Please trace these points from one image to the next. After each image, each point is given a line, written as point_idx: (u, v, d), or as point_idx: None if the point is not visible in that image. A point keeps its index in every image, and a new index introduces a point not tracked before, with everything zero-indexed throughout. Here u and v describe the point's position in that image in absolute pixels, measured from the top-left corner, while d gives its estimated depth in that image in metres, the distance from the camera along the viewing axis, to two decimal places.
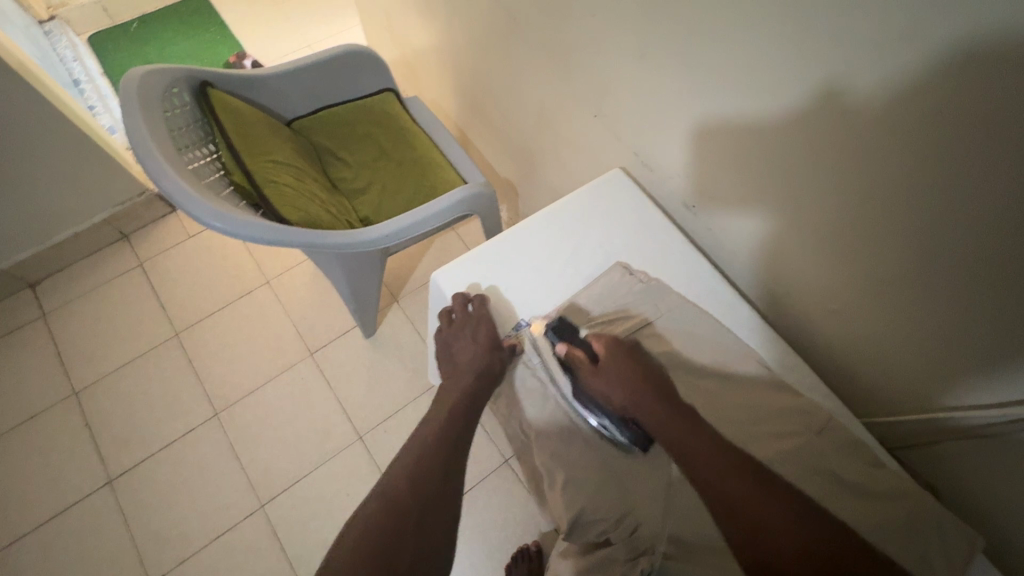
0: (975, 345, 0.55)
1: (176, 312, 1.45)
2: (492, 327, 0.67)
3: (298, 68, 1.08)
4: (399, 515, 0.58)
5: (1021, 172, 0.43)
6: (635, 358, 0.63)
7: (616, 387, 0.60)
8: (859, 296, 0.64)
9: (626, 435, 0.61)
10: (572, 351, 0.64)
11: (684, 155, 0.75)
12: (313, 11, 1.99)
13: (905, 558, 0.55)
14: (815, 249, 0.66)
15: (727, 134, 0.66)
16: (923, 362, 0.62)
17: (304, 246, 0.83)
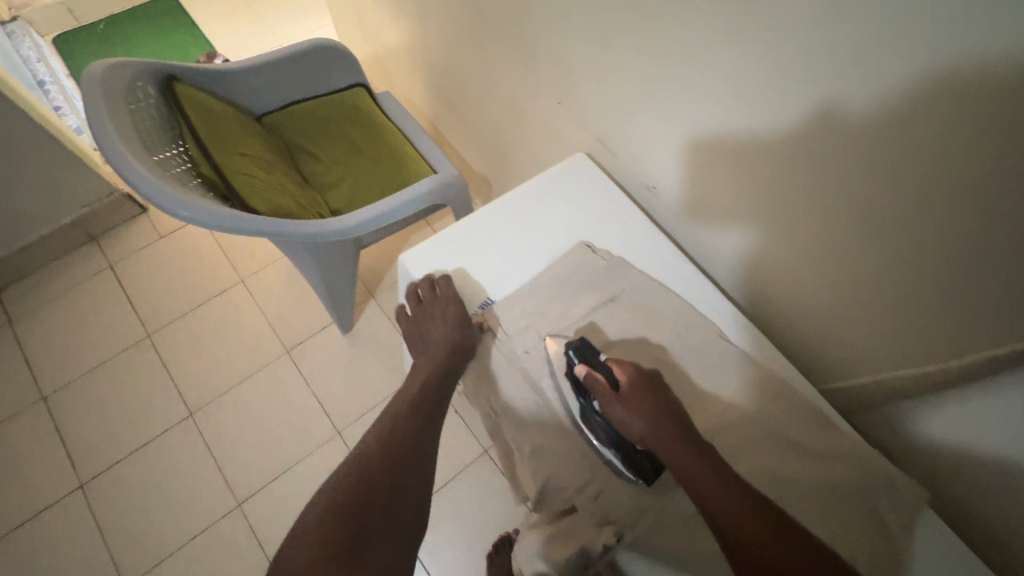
0: (966, 367, 0.55)
1: (148, 313, 1.43)
2: (460, 306, 0.68)
3: (266, 62, 1.08)
4: (368, 482, 0.59)
5: (943, 139, 0.45)
6: (659, 389, 0.59)
7: (635, 416, 0.57)
8: (852, 306, 0.64)
9: (634, 468, 0.59)
10: (592, 373, 0.61)
11: (675, 161, 0.75)
12: (285, 11, 1.98)
13: (855, 514, 0.58)
14: (806, 257, 0.66)
15: (718, 141, 0.66)
16: (914, 378, 0.62)
17: (270, 236, 0.83)
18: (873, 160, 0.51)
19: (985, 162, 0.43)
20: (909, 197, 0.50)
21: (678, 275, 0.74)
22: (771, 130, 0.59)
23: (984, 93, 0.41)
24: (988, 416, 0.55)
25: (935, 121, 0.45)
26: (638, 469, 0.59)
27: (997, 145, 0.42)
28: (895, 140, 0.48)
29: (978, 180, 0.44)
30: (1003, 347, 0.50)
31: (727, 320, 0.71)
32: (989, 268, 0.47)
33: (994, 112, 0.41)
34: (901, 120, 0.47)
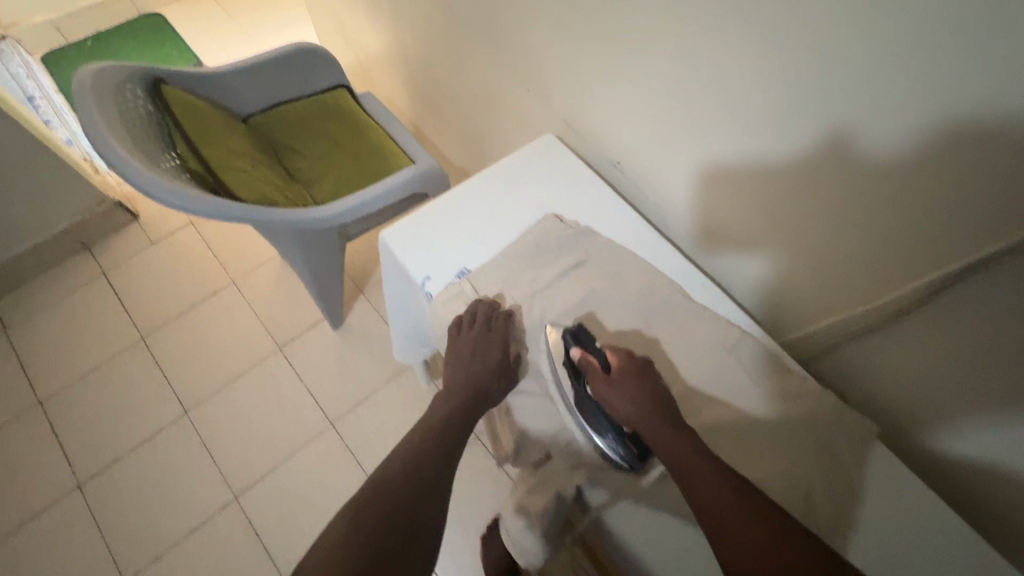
0: (989, 386, 0.56)
1: (142, 317, 1.46)
2: (505, 350, 0.69)
3: (251, 65, 1.13)
4: (390, 509, 0.56)
5: (862, 84, 0.51)
6: (647, 377, 0.62)
7: (622, 397, 0.60)
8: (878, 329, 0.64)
9: (622, 451, 0.60)
10: (585, 356, 0.64)
11: (687, 180, 0.77)
12: (269, 23, 2.04)
13: (809, 448, 0.62)
14: (826, 274, 0.67)
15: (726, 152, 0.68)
16: (937, 395, 0.62)
17: (260, 223, 0.88)
18: (817, 110, 0.56)
19: (913, 96, 0.48)
20: (852, 142, 0.55)
21: (645, 241, 0.78)
22: (722, 94, 0.64)
23: (907, 31, 0.45)
24: (940, 342, 0.58)
25: (867, 64, 0.49)
26: (626, 454, 0.60)
27: (924, 78, 0.46)
28: (836, 85, 0.53)
29: (910, 116, 0.49)
30: (961, 262, 0.52)
31: (690, 281, 0.76)
32: (924, 198, 0.52)
33: (918, 46, 0.45)
34: (838, 65, 0.52)
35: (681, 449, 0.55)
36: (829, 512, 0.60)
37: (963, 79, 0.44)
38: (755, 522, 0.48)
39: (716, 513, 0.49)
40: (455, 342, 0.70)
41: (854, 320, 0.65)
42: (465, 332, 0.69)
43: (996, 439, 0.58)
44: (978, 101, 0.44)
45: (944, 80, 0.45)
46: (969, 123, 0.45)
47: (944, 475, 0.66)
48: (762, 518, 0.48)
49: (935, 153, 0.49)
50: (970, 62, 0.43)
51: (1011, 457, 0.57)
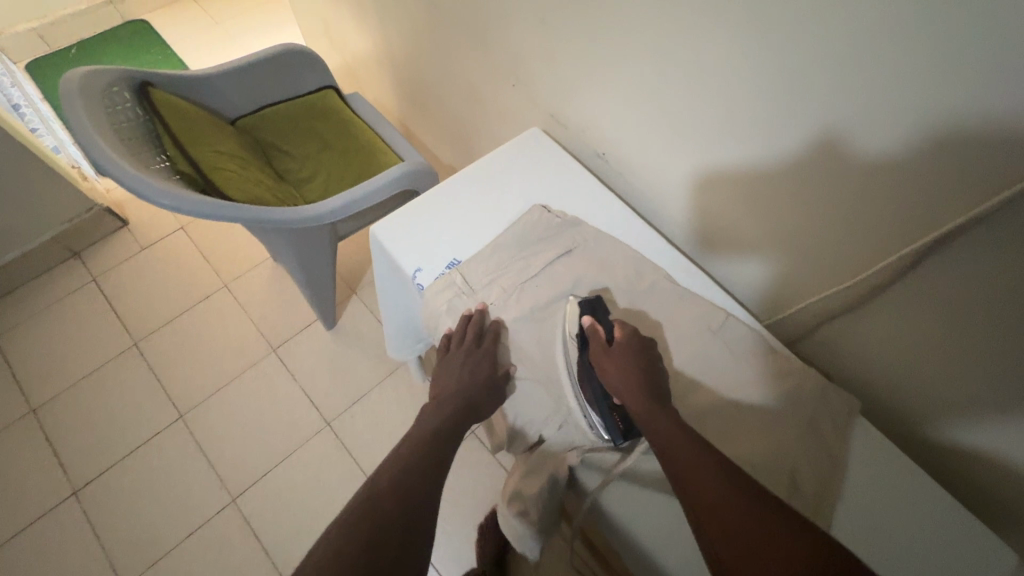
0: (983, 370, 0.58)
1: (134, 322, 1.46)
2: (496, 363, 0.69)
3: (238, 67, 1.14)
4: (379, 528, 0.51)
5: (832, 68, 0.52)
6: (648, 354, 0.64)
7: (617, 368, 0.62)
8: (877, 323, 0.65)
9: (608, 424, 0.63)
10: (594, 325, 0.66)
11: (685, 180, 0.78)
12: (254, 27, 2.04)
13: (795, 424, 0.64)
14: (826, 270, 0.68)
15: (725, 158, 0.70)
16: (936, 382, 0.63)
17: (251, 222, 0.89)
18: (788, 96, 0.58)
19: (879, 78, 0.50)
20: (823, 125, 0.57)
21: (631, 229, 0.80)
22: (699, 84, 0.66)
23: (871, 15, 0.47)
24: (914, 316, 0.61)
25: (834, 48, 0.51)
26: (609, 425, 0.63)
27: (888, 60, 0.48)
28: (806, 71, 0.55)
29: (876, 97, 0.51)
30: (925, 238, 0.55)
31: (675, 267, 0.78)
32: (894, 177, 0.54)
33: (881, 30, 0.47)
34: (807, 52, 0.53)
35: (669, 433, 0.55)
36: (814, 484, 0.61)
37: (924, 60, 0.46)
38: (741, 507, 0.48)
39: (702, 497, 0.50)
40: (445, 357, 0.70)
41: (830, 301, 0.68)
42: (455, 344, 0.70)
43: (996, 423, 0.59)
44: (939, 80, 0.46)
45: (906, 63, 0.47)
46: (932, 103, 0.47)
47: (925, 445, 0.70)
48: (749, 503, 0.48)
49: (901, 132, 0.51)
50: (929, 43, 0.45)
51: (1011, 438, 0.59)
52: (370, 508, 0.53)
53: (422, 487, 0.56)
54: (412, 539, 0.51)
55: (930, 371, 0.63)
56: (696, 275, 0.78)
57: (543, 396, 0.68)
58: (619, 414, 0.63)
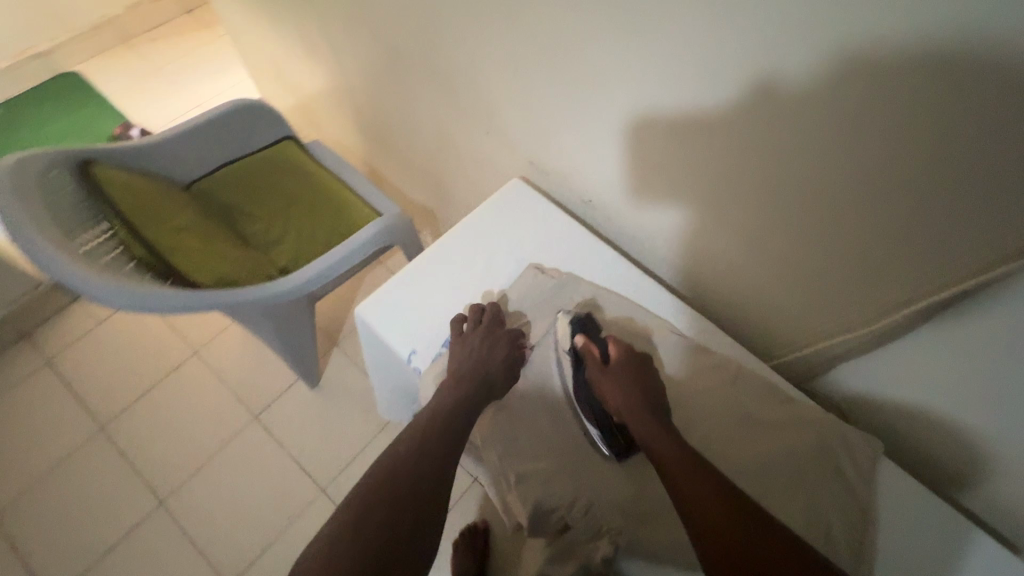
0: (932, 343, 0.59)
1: (99, 404, 1.35)
2: (510, 346, 0.69)
3: (186, 130, 1.07)
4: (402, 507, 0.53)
5: (831, 119, 0.51)
6: (645, 372, 0.65)
7: (613, 390, 0.64)
8: (829, 283, 0.64)
9: (610, 443, 0.63)
10: (587, 344, 0.68)
11: (617, 146, 0.74)
12: (197, 71, 1.94)
13: (822, 476, 0.62)
14: (781, 257, 0.67)
15: (664, 125, 0.65)
16: (923, 389, 0.64)
17: (221, 306, 0.82)
18: (784, 140, 0.55)
19: (889, 130, 0.48)
20: (814, 168, 0.55)
21: (627, 279, 0.77)
22: (687, 135, 0.63)
23: (876, 70, 0.45)
24: (933, 358, 0.60)
25: (835, 102, 0.49)
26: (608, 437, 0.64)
27: (896, 114, 0.46)
28: (807, 123, 0.52)
29: (881, 146, 0.49)
30: (945, 284, 0.53)
31: (678, 314, 0.75)
32: (906, 229, 0.53)
33: (887, 85, 0.45)
34: (807, 103, 0.51)
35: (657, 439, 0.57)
36: (851, 539, 0.59)
37: (936, 114, 0.44)
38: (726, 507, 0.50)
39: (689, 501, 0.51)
40: (461, 337, 0.69)
41: (840, 342, 0.68)
42: (472, 329, 0.69)
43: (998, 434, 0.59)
44: (955, 135, 0.44)
45: (917, 117, 0.45)
46: (947, 156, 0.46)
47: (942, 472, 0.70)
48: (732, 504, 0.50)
49: (913, 185, 0.49)
50: (942, 98, 0.43)
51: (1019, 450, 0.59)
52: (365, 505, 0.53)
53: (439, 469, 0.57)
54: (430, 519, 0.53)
55: (943, 408, 0.63)
56: (701, 323, 0.74)
57: (566, 479, 0.63)
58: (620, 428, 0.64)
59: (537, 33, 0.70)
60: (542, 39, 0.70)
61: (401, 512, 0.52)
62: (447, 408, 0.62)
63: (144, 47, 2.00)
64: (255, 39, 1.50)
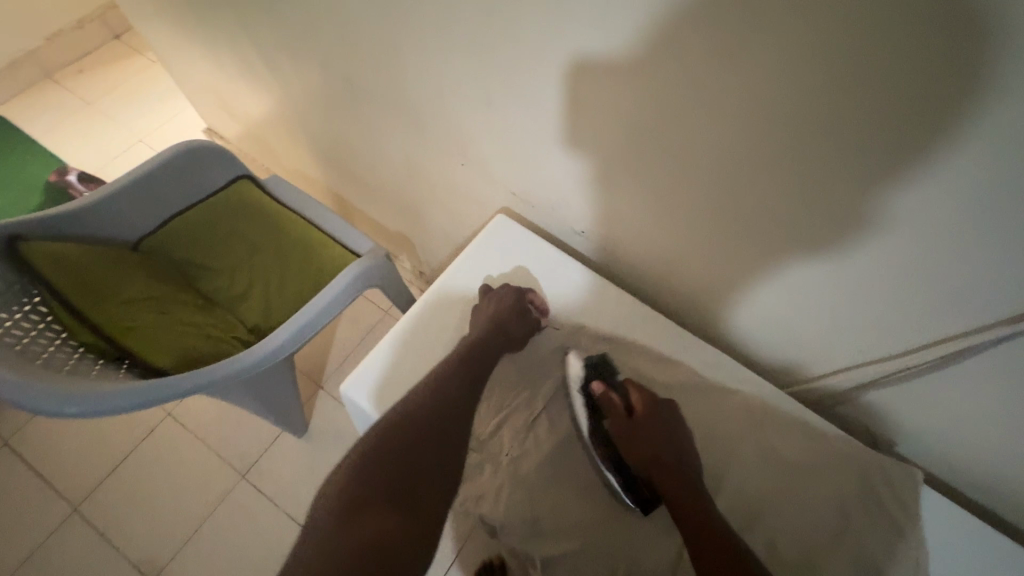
0: (932, 351, 0.58)
1: (69, 482, 1.24)
2: (516, 296, 0.74)
3: (126, 185, 0.96)
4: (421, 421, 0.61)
5: (852, 144, 0.47)
6: (668, 423, 0.64)
7: (646, 442, 0.62)
8: (781, 233, 0.59)
9: (632, 493, 0.61)
10: (607, 392, 0.67)
11: (556, 104, 0.64)
12: (133, 102, 1.79)
13: (864, 516, 0.60)
14: (760, 233, 0.61)
15: (606, 80, 0.57)
16: (957, 418, 0.62)
17: (191, 390, 0.75)
18: (801, 163, 0.51)
19: (931, 158, 0.44)
20: (829, 193, 0.52)
21: (634, 316, 0.75)
22: (698, 165, 0.59)
23: (918, 94, 0.41)
24: (970, 388, 0.58)
25: (869, 129, 0.45)
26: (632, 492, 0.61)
27: (942, 141, 0.42)
28: (829, 149, 0.48)
29: (913, 171, 0.45)
30: (988, 325, 0.52)
31: (686, 348, 0.72)
32: (934, 256, 0.50)
33: (933, 113, 0.41)
34: (835, 132, 0.47)
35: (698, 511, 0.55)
36: None
37: (981, 142, 0.41)
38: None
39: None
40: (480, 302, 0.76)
41: (870, 369, 0.65)
42: (493, 292, 0.76)
43: None
44: (1002, 164, 0.41)
45: (968, 144, 0.41)
46: (994, 188, 0.42)
47: (974, 485, 0.68)
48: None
49: (950, 211, 0.46)
50: (988, 123, 0.39)
51: None
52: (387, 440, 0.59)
53: (452, 402, 0.64)
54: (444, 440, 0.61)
55: (978, 431, 0.62)
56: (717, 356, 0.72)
57: (599, 554, 0.59)
58: (642, 484, 0.62)
59: (516, 60, 0.63)
60: (523, 66, 0.63)
61: (413, 432, 0.60)
62: (459, 355, 0.69)
63: (71, 81, 1.84)
64: (193, 70, 1.38)
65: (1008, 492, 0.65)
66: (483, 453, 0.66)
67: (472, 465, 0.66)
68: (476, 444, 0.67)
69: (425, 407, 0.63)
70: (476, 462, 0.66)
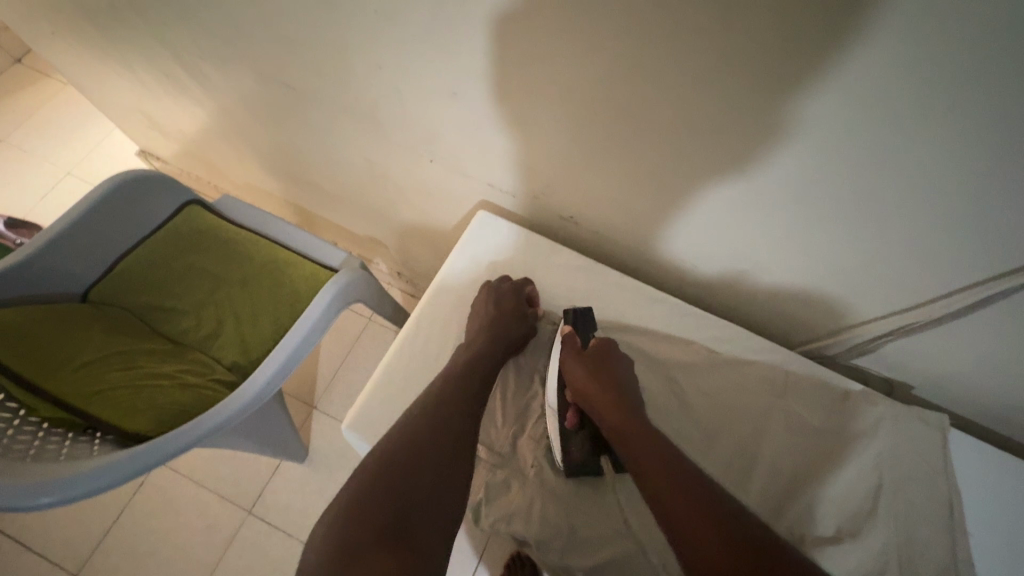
0: (948, 291, 0.58)
1: (61, 551, 1.16)
2: (516, 295, 0.72)
3: (61, 232, 0.87)
4: (432, 435, 0.56)
5: (852, 93, 0.44)
6: (620, 370, 0.63)
7: (587, 383, 0.62)
8: (782, 189, 0.57)
9: (565, 452, 0.62)
10: (571, 333, 0.68)
11: (508, 75, 0.59)
12: (51, 133, 1.63)
13: (900, 466, 0.59)
14: (759, 192, 0.58)
15: (562, 39, 0.51)
16: (969, 353, 0.63)
17: (179, 452, 0.69)
18: (799, 119, 0.48)
19: (969, 111, 0.41)
20: (833, 145, 0.49)
21: (639, 296, 0.74)
22: (705, 141, 0.55)
23: (936, 43, 0.38)
24: (981, 321, 0.58)
25: (881, 84, 0.42)
26: (566, 448, 0.62)
27: (958, 87, 0.40)
28: (826, 102, 0.46)
29: (918, 114, 0.43)
30: (1010, 271, 0.52)
31: (690, 326, 0.73)
32: (943, 197, 0.49)
33: (937, 52, 0.39)
34: (855, 95, 0.44)
35: (636, 435, 0.55)
36: (945, 523, 0.56)
37: (987, 74, 0.38)
38: (688, 503, 0.47)
39: (657, 498, 0.49)
40: (479, 300, 0.72)
41: (888, 322, 0.65)
42: (493, 287, 0.73)
43: None
44: (1013, 96, 0.39)
45: (974, 78, 0.39)
46: (1008, 124, 0.41)
47: (980, 409, 0.70)
48: (699, 501, 0.47)
49: (960, 148, 0.44)
50: (994, 54, 0.37)
51: None
52: (407, 448, 0.54)
53: (462, 411, 0.60)
54: (460, 450, 0.56)
55: (985, 366, 0.63)
56: (726, 328, 0.72)
57: (646, 553, 0.57)
58: (580, 434, 0.63)
59: (483, 45, 0.57)
60: (491, 50, 0.57)
61: (424, 446, 0.55)
62: (464, 361, 0.65)
63: None
64: (110, 90, 1.25)
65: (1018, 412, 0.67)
66: (507, 468, 0.64)
67: (498, 483, 0.63)
68: (498, 459, 0.64)
69: (435, 419, 0.58)
70: (502, 478, 0.63)
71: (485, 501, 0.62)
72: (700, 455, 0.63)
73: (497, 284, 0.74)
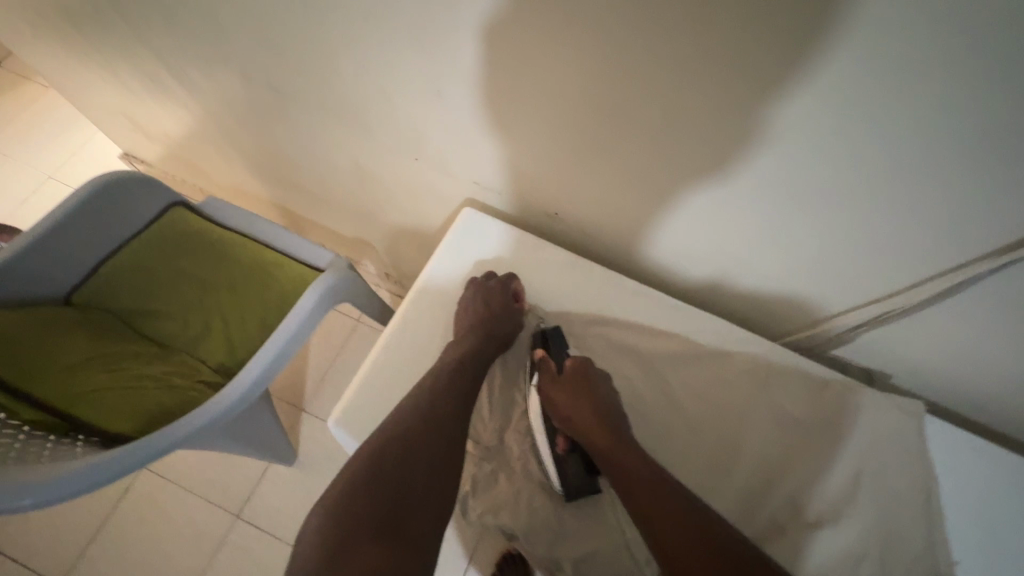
0: (923, 279, 0.59)
1: (44, 561, 1.13)
2: (502, 291, 0.72)
3: (43, 234, 0.86)
4: (418, 429, 0.57)
5: (823, 88, 0.45)
6: (599, 389, 0.64)
7: (570, 406, 0.62)
8: (760, 184, 0.58)
9: (561, 476, 0.61)
10: (545, 357, 0.68)
11: (491, 75, 0.60)
12: (32, 137, 1.61)
13: (878, 453, 0.61)
14: (736, 187, 0.59)
15: (543, 38, 0.52)
16: (943, 342, 0.65)
17: (162, 453, 0.68)
18: (774, 115, 0.49)
19: (935, 103, 0.43)
20: (808, 139, 0.50)
21: (623, 292, 0.75)
22: (682, 138, 0.56)
23: (900, 40, 0.39)
24: (952, 310, 0.60)
25: (852, 79, 0.44)
26: (561, 470, 0.61)
27: (923, 82, 0.41)
28: (799, 98, 0.47)
29: (886, 110, 0.45)
30: (981, 256, 0.53)
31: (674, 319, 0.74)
32: (913, 189, 0.50)
33: (902, 47, 0.40)
34: (826, 91, 0.45)
35: (624, 459, 0.57)
36: (922, 508, 0.58)
37: (950, 69, 0.40)
38: (692, 543, 0.49)
39: (656, 530, 0.51)
40: (466, 296, 0.73)
41: (866, 312, 0.66)
42: (481, 284, 0.73)
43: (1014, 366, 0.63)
44: (974, 88, 0.40)
45: (938, 74, 0.41)
46: (971, 116, 0.42)
47: (954, 396, 0.72)
48: (703, 538, 0.49)
49: (928, 142, 0.46)
50: (955, 50, 0.39)
51: None
52: (394, 441, 0.55)
53: (450, 406, 0.60)
54: (448, 443, 0.57)
55: (958, 355, 0.65)
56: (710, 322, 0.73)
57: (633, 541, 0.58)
58: (573, 457, 0.62)
59: (465, 44, 0.57)
60: (473, 50, 0.58)
61: (412, 440, 0.55)
62: (452, 357, 0.66)
63: None
64: (92, 93, 1.24)
65: (991, 399, 0.69)
66: (494, 460, 0.64)
67: (486, 475, 0.63)
68: (486, 453, 0.65)
69: (423, 414, 0.58)
70: (490, 471, 0.63)
71: (473, 494, 0.62)
72: (684, 447, 0.64)
73: (483, 281, 0.74)
